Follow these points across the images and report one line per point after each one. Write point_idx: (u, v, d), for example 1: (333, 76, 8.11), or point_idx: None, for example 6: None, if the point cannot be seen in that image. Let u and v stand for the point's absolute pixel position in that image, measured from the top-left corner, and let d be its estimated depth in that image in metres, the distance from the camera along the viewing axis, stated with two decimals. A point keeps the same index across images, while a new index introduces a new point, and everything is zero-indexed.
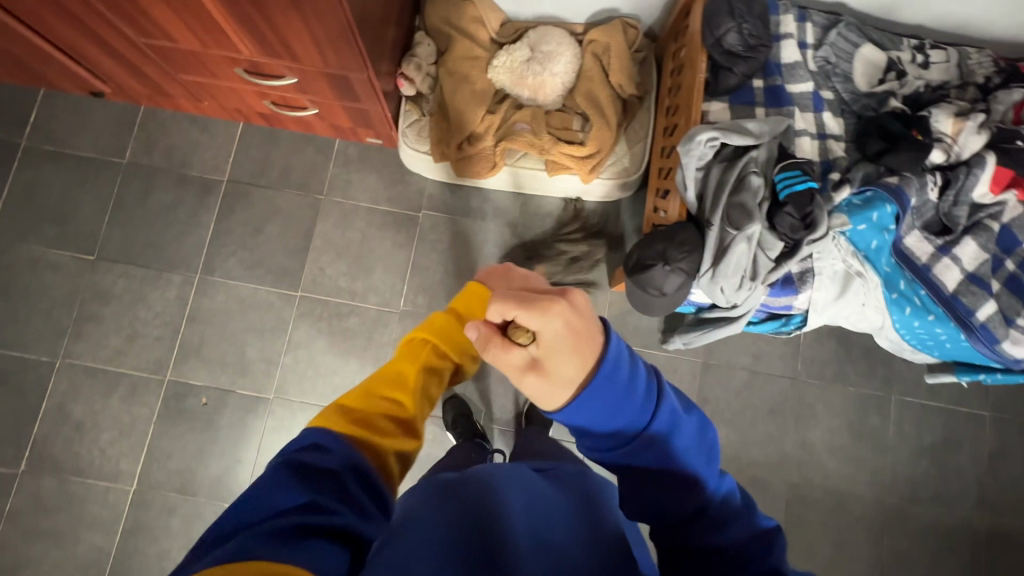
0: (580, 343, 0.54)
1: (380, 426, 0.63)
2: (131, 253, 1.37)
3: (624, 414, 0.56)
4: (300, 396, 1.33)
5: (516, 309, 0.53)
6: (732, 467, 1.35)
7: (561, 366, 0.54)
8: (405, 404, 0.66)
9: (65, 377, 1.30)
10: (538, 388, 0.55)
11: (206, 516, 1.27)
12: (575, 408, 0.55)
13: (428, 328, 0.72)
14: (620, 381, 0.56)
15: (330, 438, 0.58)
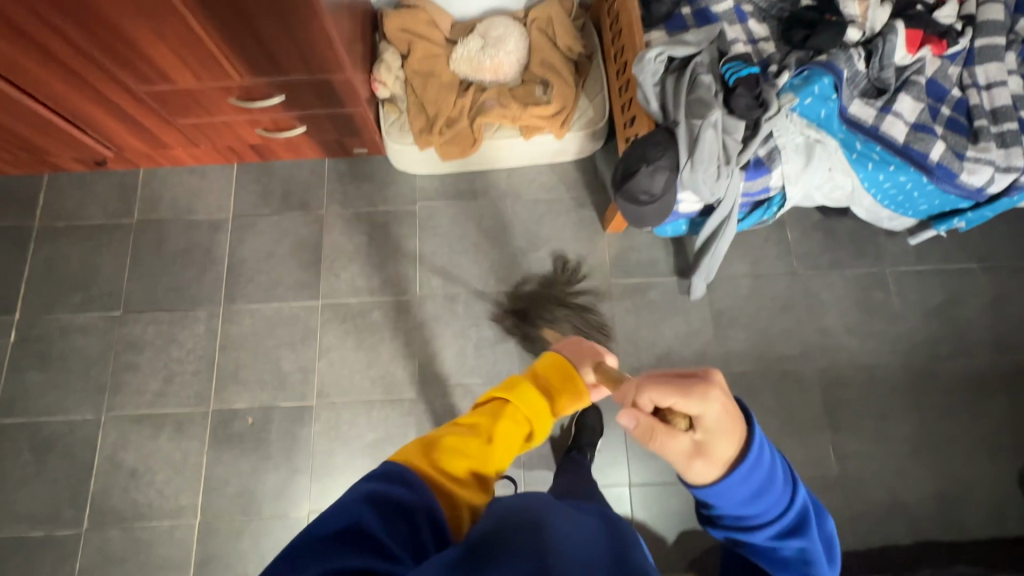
0: (729, 432, 0.59)
1: (463, 475, 0.63)
2: (155, 301, 1.43)
3: (763, 505, 0.62)
4: (341, 395, 1.38)
5: (678, 400, 0.58)
6: (762, 367, 1.41)
7: (719, 451, 0.59)
8: (486, 462, 0.65)
9: (112, 429, 1.34)
10: (698, 470, 0.60)
11: (275, 530, 1.29)
12: (721, 491, 0.60)
13: (508, 388, 0.71)
14: (761, 480, 0.61)
15: (409, 477, 0.59)
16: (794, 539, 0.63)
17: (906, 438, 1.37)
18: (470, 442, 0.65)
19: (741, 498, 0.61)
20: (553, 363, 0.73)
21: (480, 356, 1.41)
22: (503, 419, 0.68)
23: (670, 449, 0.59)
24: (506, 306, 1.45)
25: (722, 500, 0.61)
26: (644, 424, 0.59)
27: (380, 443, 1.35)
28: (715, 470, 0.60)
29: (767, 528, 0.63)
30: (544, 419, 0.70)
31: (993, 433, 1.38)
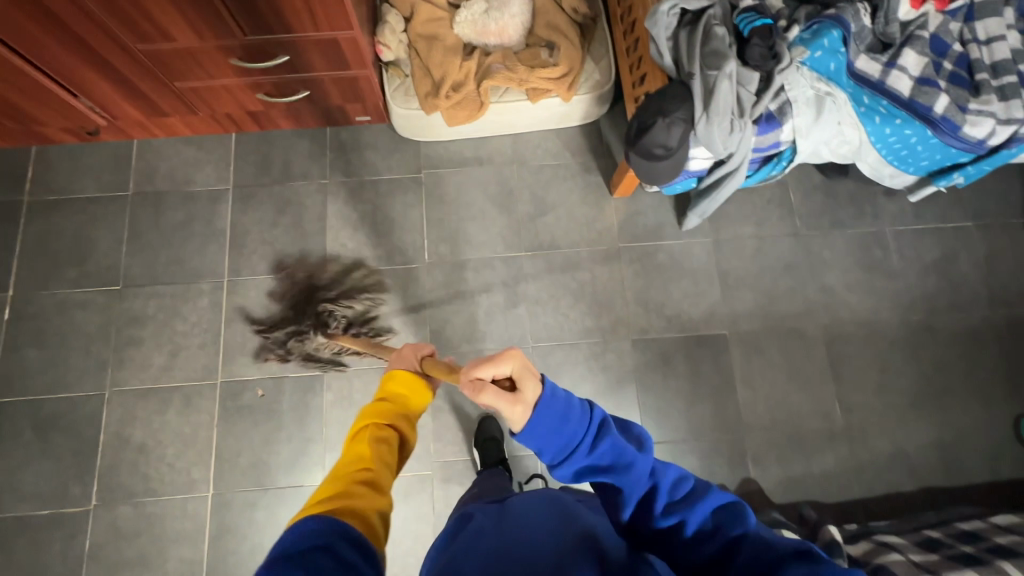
0: (524, 374, 0.65)
1: (362, 494, 0.66)
2: (155, 274, 1.39)
3: (568, 430, 0.67)
4: (352, 363, 1.36)
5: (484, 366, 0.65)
6: (769, 326, 1.43)
7: (523, 390, 0.65)
8: (375, 476, 0.70)
9: (117, 404, 1.30)
10: (520, 415, 0.65)
11: (291, 500, 1.27)
12: (531, 428, 0.66)
13: (364, 412, 0.77)
14: (557, 408, 0.66)
15: (312, 522, 0.59)
16: (602, 447, 0.68)
17: (908, 390, 1.41)
18: (353, 468, 0.69)
19: (549, 432, 0.66)
20: (389, 376, 0.80)
21: (492, 322, 1.40)
22: (372, 439, 0.74)
23: (493, 404, 0.64)
24: (515, 272, 1.44)
25: (537, 438, 0.66)
26: (469, 386, 0.64)
27: None
28: (522, 414, 0.65)
29: (582, 452, 0.68)
30: (408, 421, 0.79)
31: (988, 383, 1.43)
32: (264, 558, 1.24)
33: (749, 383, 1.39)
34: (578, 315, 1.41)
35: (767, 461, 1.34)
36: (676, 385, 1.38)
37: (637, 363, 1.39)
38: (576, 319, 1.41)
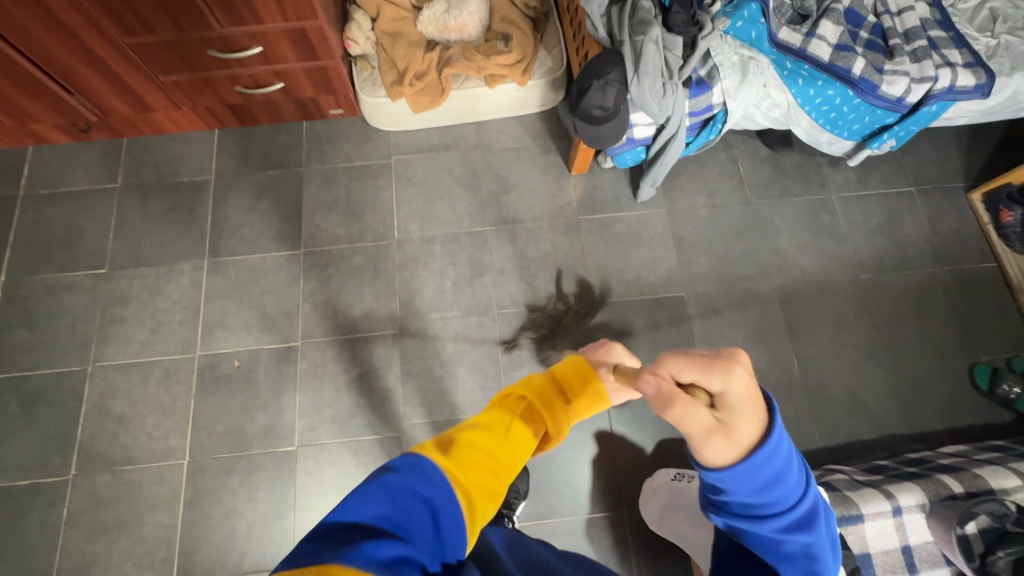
0: (750, 410, 0.55)
1: (484, 470, 0.55)
2: (140, 257, 1.48)
3: (775, 496, 0.58)
4: (326, 334, 1.42)
5: (700, 373, 0.55)
6: (724, 287, 1.50)
7: (741, 432, 0.55)
8: (510, 460, 0.58)
9: (99, 378, 1.36)
10: (719, 447, 0.55)
11: (264, 465, 1.31)
12: (734, 478, 0.57)
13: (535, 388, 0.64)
14: (772, 471, 0.57)
15: (429, 468, 0.53)
16: (801, 537, 0.61)
17: (863, 344, 1.46)
18: (495, 432, 0.59)
19: (758, 493, 0.58)
20: (573, 365, 0.65)
21: (459, 291, 1.47)
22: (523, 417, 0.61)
23: (687, 424, 0.54)
24: (480, 245, 1.52)
25: (731, 486, 0.58)
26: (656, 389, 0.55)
27: (365, 377, 1.39)
28: (732, 453, 0.56)
29: (776, 519, 0.59)
30: (568, 420, 0.63)
31: (940, 335, 1.48)
32: (238, 521, 1.26)
33: (708, 341, 1.44)
34: (541, 282, 1.48)
35: None
36: (638, 345, 1.43)
37: (599, 325, 1.44)
38: (539, 286, 1.47)
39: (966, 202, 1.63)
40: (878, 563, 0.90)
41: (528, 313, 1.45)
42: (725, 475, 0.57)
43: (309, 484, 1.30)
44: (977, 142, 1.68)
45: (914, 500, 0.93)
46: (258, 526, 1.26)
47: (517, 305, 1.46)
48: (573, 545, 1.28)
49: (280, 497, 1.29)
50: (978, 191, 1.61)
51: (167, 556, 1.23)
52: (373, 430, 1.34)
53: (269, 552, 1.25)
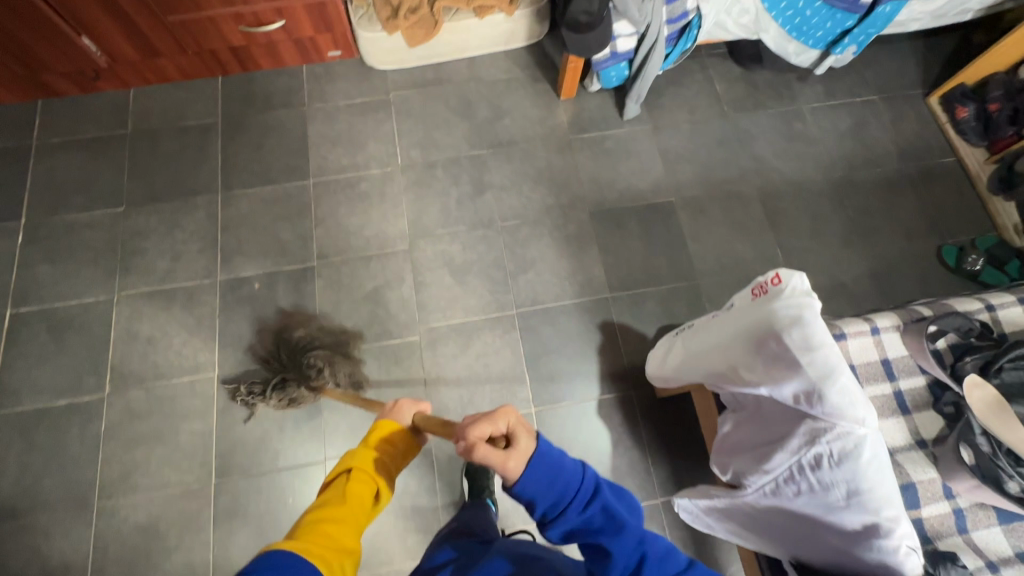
0: (524, 427, 0.71)
1: (331, 538, 0.71)
2: (156, 195, 1.55)
3: (567, 486, 0.69)
4: (339, 254, 1.50)
5: (485, 424, 0.71)
6: (710, 191, 1.61)
7: (521, 445, 0.69)
8: (351, 521, 0.75)
9: (126, 305, 1.43)
10: (515, 465, 0.68)
11: (291, 372, 1.38)
12: (528, 481, 0.68)
13: (353, 457, 0.81)
14: (553, 461, 0.69)
15: (288, 555, 0.63)
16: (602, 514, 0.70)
17: (840, 235, 1.58)
18: (334, 513, 0.74)
19: (560, 482, 0.69)
20: (379, 427, 0.86)
21: (462, 208, 1.55)
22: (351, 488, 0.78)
23: (490, 458, 0.67)
24: (479, 166, 1.61)
25: (532, 492, 0.68)
26: (467, 443, 0.70)
27: (380, 289, 1.46)
28: (523, 467, 0.68)
29: (573, 509, 0.69)
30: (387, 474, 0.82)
31: (909, 223, 1.61)
32: (269, 424, 1.33)
33: (697, 238, 1.55)
34: (539, 196, 1.58)
35: (720, 301, 1.49)
36: (633, 246, 1.53)
37: (596, 231, 1.54)
38: (538, 200, 1.57)
39: (925, 105, 1.76)
40: (861, 372, 0.99)
41: (528, 223, 1.54)
42: (529, 480, 0.68)
43: None
44: (931, 53, 1.82)
45: (890, 322, 1.03)
46: (289, 427, 1.33)
47: (519, 217, 1.55)
48: (588, 425, 1.36)
49: (307, 402, 1.36)
50: (935, 94, 1.74)
51: (204, 458, 1.30)
52: (389, 335, 1.42)
53: (302, 449, 1.32)
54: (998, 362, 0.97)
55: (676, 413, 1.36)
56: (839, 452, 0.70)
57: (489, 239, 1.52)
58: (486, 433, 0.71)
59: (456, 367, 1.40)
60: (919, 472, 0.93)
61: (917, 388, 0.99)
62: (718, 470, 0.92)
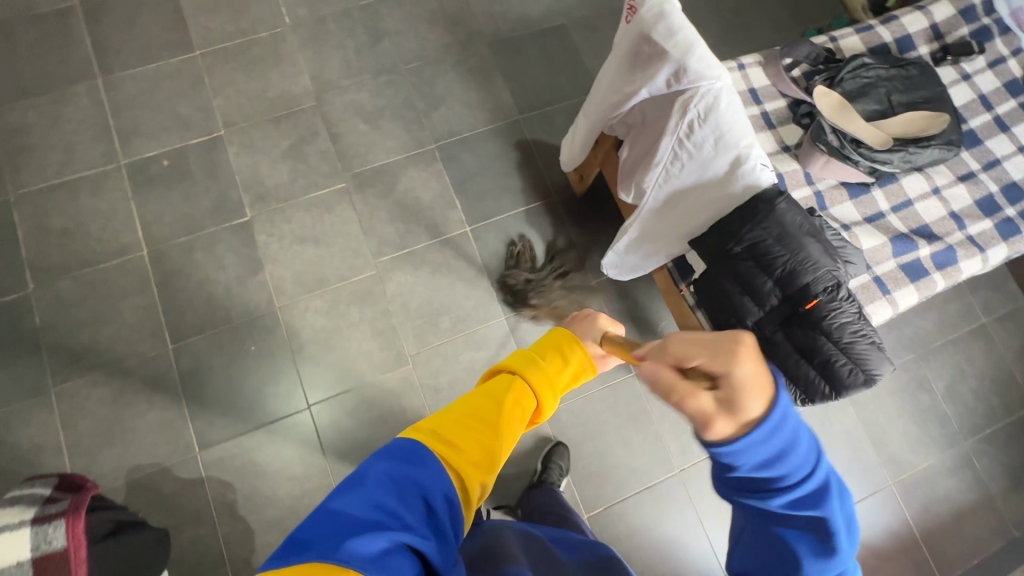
0: (756, 378, 0.46)
1: (473, 435, 0.58)
2: (25, 90, 1.43)
3: (785, 468, 0.49)
4: (246, 120, 1.47)
5: (700, 353, 0.46)
6: (598, 10, 1.68)
7: (746, 410, 0.46)
8: (494, 428, 0.58)
9: (26, 204, 1.35)
10: (722, 428, 0.46)
11: (224, 237, 1.39)
12: (738, 450, 0.47)
13: (515, 359, 0.65)
14: (780, 433, 0.47)
15: (419, 450, 0.55)
16: (811, 507, 0.51)
17: (717, 35, 1.72)
18: (473, 413, 0.60)
19: (782, 458, 0.49)
20: (556, 335, 0.67)
21: (363, 59, 1.55)
22: (511, 395, 0.61)
23: (685, 407, 0.46)
24: (371, 15, 1.59)
25: (738, 464, 0.49)
26: (659, 375, 0.47)
27: (297, 146, 1.47)
28: (735, 431, 0.46)
29: (781, 495, 0.50)
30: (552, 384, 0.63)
31: (776, 17, 1.77)
32: (214, 286, 1.35)
33: (594, 55, 1.64)
34: (437, 36, 1.59)
35: None
36: (535, 70, 1.60)
37: (498, 61, 1.59)
38: (436, 39, 1.59)
39: None
40: None
41: (432, 63, 1.57)
42: (740, 448, 0.47)
43: (270, 242, 1.39)
44: None
45: (753, 60, 1.18)
46: (235, 286, 1.36)
47: (421, 60, 1.57)
48: (521, 231, 1.47)
49: (247, 261, 1.38)
50: None
51: (156, 328, 1.31)
52: (315, 187, 1.44)
53: (252, 302, 1.35)
54: (839, 74, 1.14)
55: (597, 207, 1.49)
56: (704, 112, 0.83)
57: (396, 84, 1.54)
58: (687, 364, 0.47)
59: (388, 204, 1.45)
60: (784, 167, 1.11)
61: (779, 108, 1.16)
62: (626, 200, 1.06)
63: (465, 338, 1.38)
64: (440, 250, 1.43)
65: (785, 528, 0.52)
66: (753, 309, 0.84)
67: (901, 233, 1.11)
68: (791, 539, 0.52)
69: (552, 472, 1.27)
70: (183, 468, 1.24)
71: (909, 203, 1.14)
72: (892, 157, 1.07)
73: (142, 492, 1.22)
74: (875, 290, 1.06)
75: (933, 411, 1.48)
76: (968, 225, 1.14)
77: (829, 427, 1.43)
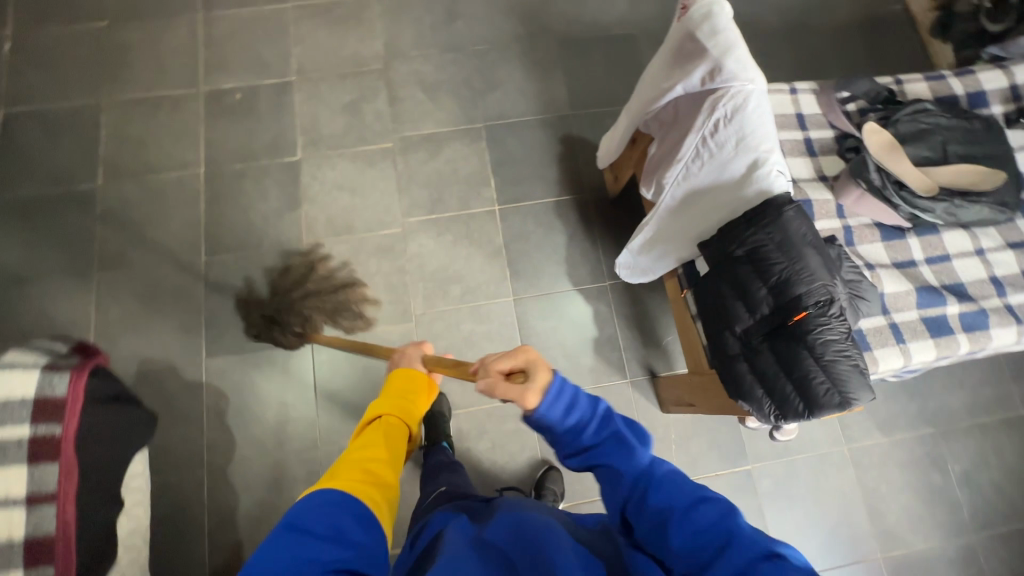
0: (539, 364, 0.77)
1: (366, 474, 0.76)
2: (137, 14, 1.60)
3: (579, 412, 0.75)
4: (318, 71, 1.58)
5: (509, 361, 0.78)
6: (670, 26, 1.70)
7: (540, 381, 0.75)
8: (378, 462, 0.80)
9: (114, 110, 1.51)
10: (530, 398, 0.74)
11: (273, 172, 1.49)
12: (545, 407, 0.74)
13: (380, 407, 0.89)
14: (569, 392, 0.76)
15: (329, 494, 0.69)
16: (607, 427, 0.76)
17: (786, 71, 1.70)
18: (362, 457, 0.79)
19: (576, 402, 0.76)
20: (398, 376, 0.96)
21: (435, 35, 1.63)
22: (382, 435, 0.84)
23: (509, 394, 0.76)
24: None
25: (550, 418, 0.75)
26: (490, 379, 0.78)
27: (357, 103, 1.56)
28: (537, 400, 0.75)
29: (586, 434, 0.75)
30: (411, 413, 0.91)
31: (851, 62, 1.73)
32: (254, 213, 1.45)
33: None
34: (508, 25, 1.65)
35: None
36: (595, 72, 1.63)
37: (561, 57, 1.64)
38: (506, 28, 1.65)
39: None
40: (777, 120, 1.12)
41: (498, 50, 1.63)
42: (552, 409, 0.75)
43: (312, 184, 1.48)
44: None
45: (807, 86, 1.16)
46: (272, 217, 1.45)
47: (488, 44, 1.63)
48: (547, 221, 1.49)
49: (288, 197, 1.47)
50: None
51: (195, 240, 1.42)
52: (364, 143, 1.53)
53: (284, 235, 1.44)
54: (895, 115, 1.11)
55: (626, 212, 1.50)
56: (731, 112, 0.83)
57: (459, 62, 1.61)
58: (506, 370, 0.79)
59: (427, 170, 1.51)
60: (817, 195, 1.08)
61: (825, 138, 1.14)
62: (647, 196, 1.06)
63: (471, 310, 1.42)
64: (466, 222, 1.48)
65: (606, 452, 0.74)
66: (743, 315, 0.82)
67: (930, 285, 1.06)
68: (612, 457, 0.73)
69: (546, 497, 1.24)
70: (188, 370, 1.33)
71: (947, 258, 1.08)
72: (934, 207, 1.04)
73: (149, 383, 1.31)
74: (889, 335, 1.01)
75: (944, 493, 1.37)
76: (1009, 293, 1.07)
77: (823, 482, 1.36)
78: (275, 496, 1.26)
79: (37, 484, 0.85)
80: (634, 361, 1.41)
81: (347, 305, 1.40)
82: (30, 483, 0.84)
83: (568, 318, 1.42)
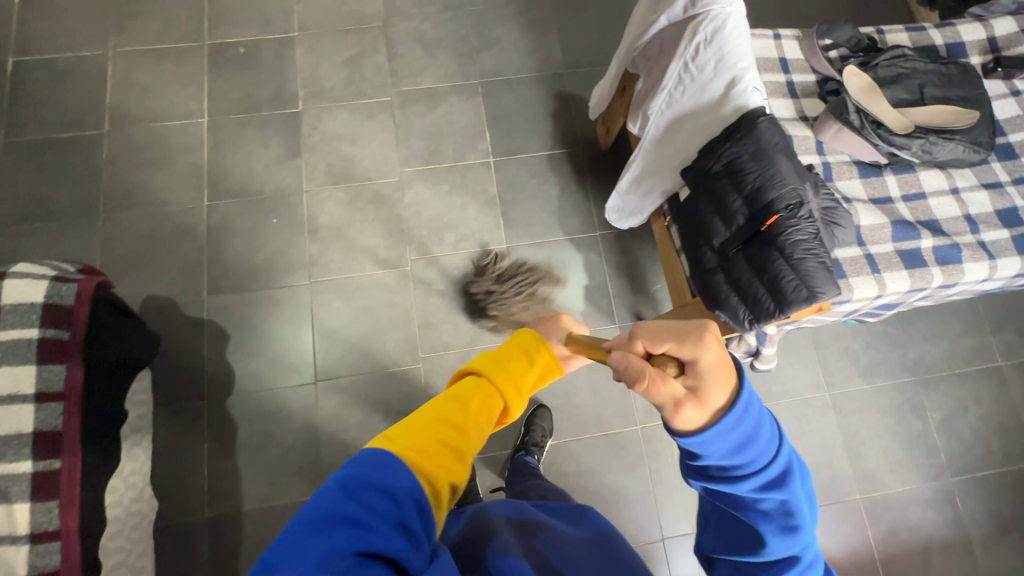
0: (717, 376, 0.53)
1: (437, 441, 0.57)
2: None
3: (748, 457, 0.53)
4: (319, 27, 1.62)
5: (669, 348, 0.55)
6: None
7: (711, 399, 0.52)
8: (457, 433, 0.59)
9: (121, 61, 1.55)
10: (688, 414, 0.52)
11: (275, 122, 1.53)
12: (704, 441, 0.52)
13: (482, 363, 0.66)
14: (741, 430, 0.53)
15: (385, 458, 0.53)
16: (775, 489, 0.55)
17: None
18: (441, 417, 0.59)
19: (748, 447, 0.53)
20: (521, 336, 0.68)
21: None
22: (474, 396, 0.62)
23: (656, 395, 0.53)
24: None
25: (706, 451, 0.53)
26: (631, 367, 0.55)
27: (357, 58, 1.60)
28: (700, 422, 0.52)
29: (748, 483, 0.54)
30: (518, 383, 0.65)
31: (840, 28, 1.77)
32: (255, 161, 1.49)
33: None
34: None
35: None
36: (590, 32, 1.67)
37: (557, 17, 1.68)
38: None
39: None
40: (761, 63, 1.17)
41: (495, 9, 1.67)
42: (704, 438, 0.53)
43: (313, 134, 1.53)
44: None
45: (791, 33, 1.20)
46: (273, 165, 1.49)
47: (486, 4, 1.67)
48: (541, 173, 1.53)
49: (289, 146, 1.51)
50: None
51: (198, 186, 1.46)
52: (364, 96, 1.57)
53: (284, 182, 1.48)
54: (875, 60, 1.15)
55: (617, 166, 1.55)
56: (711, 34, 0.86)
57: (458, 21, 1.65)
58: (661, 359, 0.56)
59: (424, 123, 1.55)
60: (798, 132, 1.13)
61: (807, 81, 1.18)
62: (633, 131, 1.10)
63: (465, 256, 1.46)
64: (462, 173, 1.52)
65: (753, 510, 0.55)
66: (721, 229, 0.87)
67: (905, 220, 1.10)
68: (758, 521, 0.55)
69: (534, 431, 1.29)
70: (190, 307, 1.37)
71: (923, 195, 1.12)
72: (911, 144, 1.07)
73: (151, 320, 1.35)
74: (865, 265, 1.04)
75: (922, 438, 1.41)
76: (982, 230, 1.10)
77: (804, 426, 1.39)
78: (272, 427, 1.31)
79: (46, 381, 0.88)
80: (623, 307, 1.45)
81: (349, 251, 1.44)
82: (38, 380, 0.87)
83: (559, 265, 1.47)
